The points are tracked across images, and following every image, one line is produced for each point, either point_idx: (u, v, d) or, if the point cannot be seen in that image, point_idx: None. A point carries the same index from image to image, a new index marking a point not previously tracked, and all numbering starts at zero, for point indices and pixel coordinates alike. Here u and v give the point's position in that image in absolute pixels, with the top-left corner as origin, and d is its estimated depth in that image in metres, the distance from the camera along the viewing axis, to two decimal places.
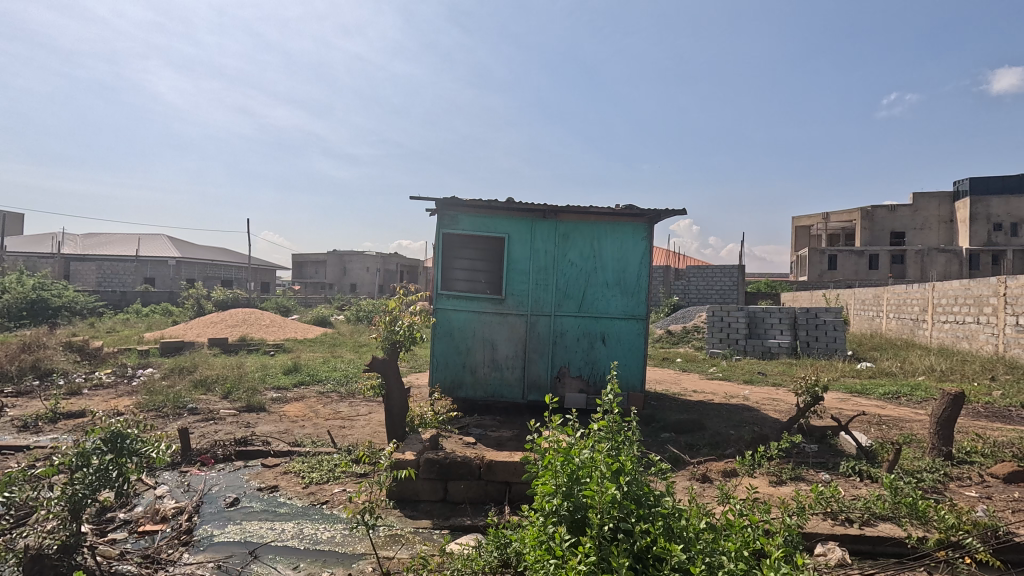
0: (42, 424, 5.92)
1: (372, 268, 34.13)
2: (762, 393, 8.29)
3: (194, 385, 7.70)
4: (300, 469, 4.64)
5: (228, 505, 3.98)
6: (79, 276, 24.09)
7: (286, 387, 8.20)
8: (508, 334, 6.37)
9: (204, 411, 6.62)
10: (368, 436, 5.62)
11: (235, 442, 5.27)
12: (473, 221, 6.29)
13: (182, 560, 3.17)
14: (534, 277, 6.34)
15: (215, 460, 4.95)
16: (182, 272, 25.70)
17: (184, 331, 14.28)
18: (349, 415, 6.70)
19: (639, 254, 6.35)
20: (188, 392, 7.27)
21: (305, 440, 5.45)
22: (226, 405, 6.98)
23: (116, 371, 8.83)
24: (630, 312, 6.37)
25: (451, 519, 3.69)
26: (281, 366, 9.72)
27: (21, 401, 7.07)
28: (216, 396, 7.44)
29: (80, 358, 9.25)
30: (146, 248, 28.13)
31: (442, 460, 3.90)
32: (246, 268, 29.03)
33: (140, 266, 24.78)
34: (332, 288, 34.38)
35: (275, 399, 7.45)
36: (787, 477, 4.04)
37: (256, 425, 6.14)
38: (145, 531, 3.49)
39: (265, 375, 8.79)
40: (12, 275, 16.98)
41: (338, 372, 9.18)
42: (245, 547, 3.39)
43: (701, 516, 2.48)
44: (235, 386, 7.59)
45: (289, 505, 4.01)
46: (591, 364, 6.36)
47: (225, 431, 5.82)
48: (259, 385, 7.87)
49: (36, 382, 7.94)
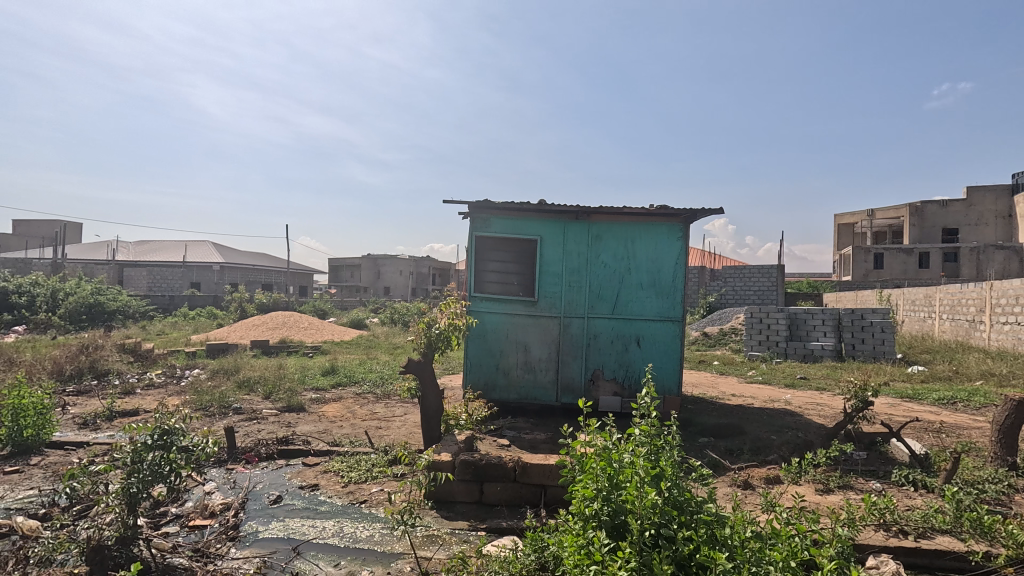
0: (101, 421, 6.26)
1: (406, 271, 34.70)
2: (805, 398, 7.99)
3: (238, 386, 8.00)
4: (339, 469, 4.75)
5: (271, 502, 4.12)
6: (132, 282, 25.45)
7: (325, 388, 8.44)
8: (540, 336, 6.35)
9: (248, 410, 6.87)
10: (404, 437, 5.71)
11: (277, 441, 5.44)
12: (505, 224, 6.31)
13: (230, 554, 3.28)
14: (567, 279, 6.31)
15: (258, 458, 5.12)
16: (226, 277, 26.75)
17: (229, 333, 14.86)
18: (385, 415, 6.83)
19: (674, 255, 6.23)
20: (233, 393, 7.55)
21: (344, 440, 5.58)
22: (268, 405, 7.22)
23: (166, 372, 9.26)
24: (666, 314, 6.26)
25: (487, 520, 3.70)
26: (319, 367, 9.97)
27: (81, 399, 7.52)
28: (258, 397, 7.70)
29: (132, 359, 9.74)
30: (191, 253, 29.36)
31: (477, 461, 3.92)
32: (285, 273, 30.01)
33: (187, 272, 25.95)
34: (367, 291, 35.08)
35: (314, 400, 7.65)
36: (835, 485, 3.88)
37: (297, 425, 6.33)
38: (195, 525, 3.64)
39: (305, 377, 9.04)
40: (73, 280, 18.11)
41: (374, 373, 9.36)
42: (289, 543, 3.49)
43: (746, 524, 2.40)
44: (276, 387, 7.84)
45: (329, 504, 4.11)
46: (625, 367, 6.29)
47: (268, 430, 6.02)
48: (298, 386, 8.11)
49: (94, 382, 8.42)
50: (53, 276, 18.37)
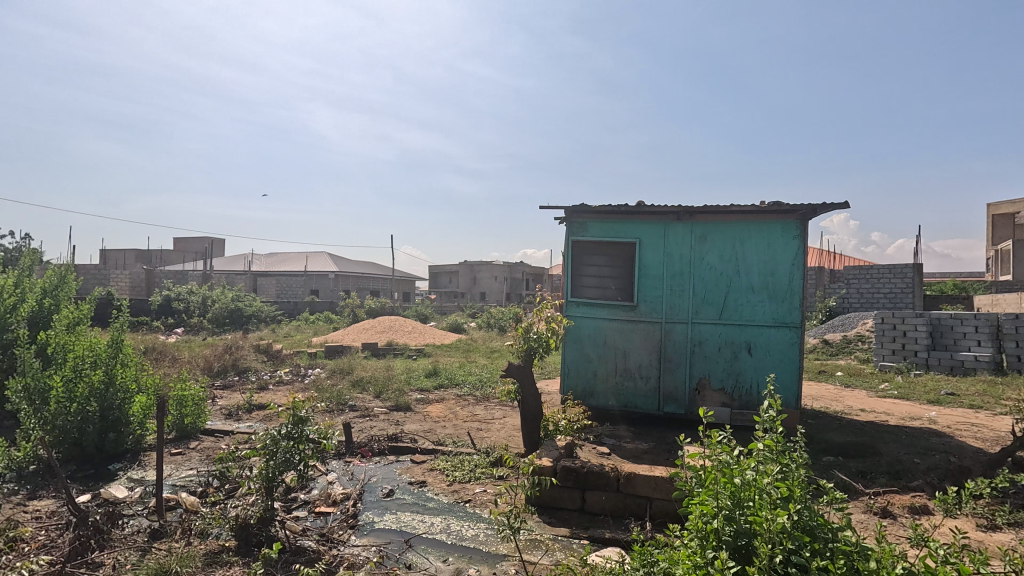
0: (242, 413, 7.12)
1: (500, 277, 35.50)
2: (956, 417, 6.91)
3: (353, 385, 8.67)
4: (444, 468, 4.94)
5: (384, 495, 4.39)
6: (263, 289, 28.71)
7: (428, 389, 8.87)
8: (641, 342, 6.14)
9: (361, 408, 7.42)
10: (504, 440, 5.81)
11: (388, 437, 5.80)
12: (602, 227, 6.21)
13: (351, 541, 3.54)
14: (668, 282, 6.05)
15: (372, 453, 5.49)
16: (340, 285, 29.19)
17: (343, 336, 16.19)
18: (485, 418, 7.01)
19: (790, 255, 5.72)
20: (348, 391, 8.20)
21: (447, 440, 5.81)
22: (378, 403, 7.74)
23: (292, 371, 10.30)
24: (781, 319, 5.76)
25: (590, 529, 3.64)
26: (422, 369, 10.50)
27: (226, 392, 8.61)
28: (370, 395, 8.29)
29: (265, 358, 10.96)
30: (311, 264, 32.48)
31: (578, 468, 3.87)
32: (390, 280, 32.10)
33: (308, 280, 28.71)
34: (464, 296, 36.39)
35: (419, 400, 8.07)
36: (1002, 522, 3.30)
37: (405, 423, 6.71)
38: (321, 511, 3.98)
39: (410, 378, 9.57)
40: (218, 289, 20.85)
41: (474, 376, 9.66)
42: (401, 536, 3.70)
43: (895, 559, 2.10)
44: (386, 387, 8.39)
45: (436, 500, 4.29)
46: (734, 376, 5.88)
47: (379, 427, 6.45)
48: (405, 387, 8.60)
49: (236, 378, 9.60)
50: (204, 286, 21.29)
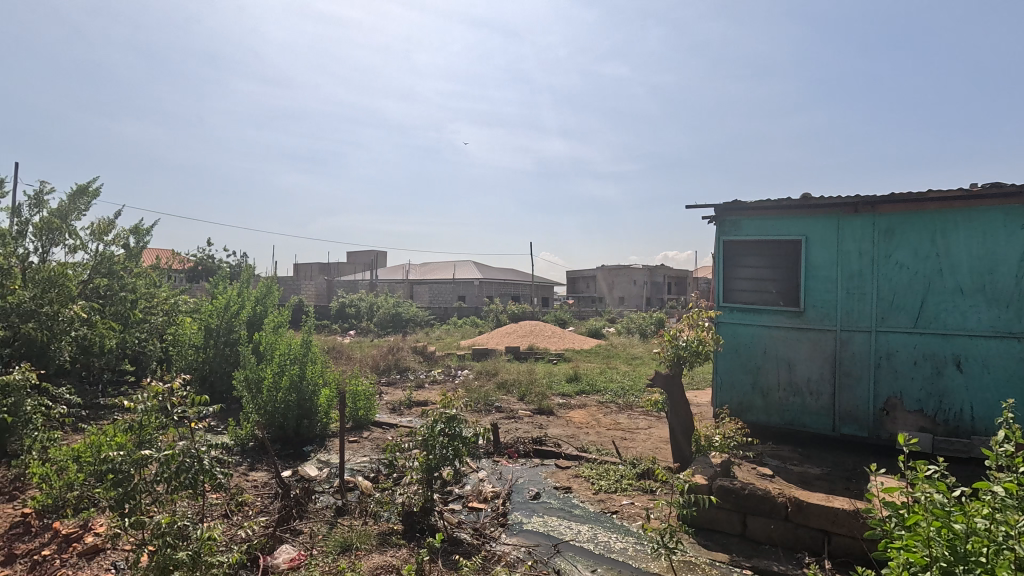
0: (404, 408, 7.88)
1: (640, 280, 34.35)
2: None
3: (498, 387, 9.07)
4: (590, 475, 4.89)
5: (532, 498, 4.50)
6: (418, 296, 31.58)
7: (570, 394, 8.90)
8: (809, 353, 5.42)
9: (507, 409, 7.72)
10: (651, 452, 5.57)
11: (533, 440, 5.94)
12: (759, 225, 5.63)
13: (502, 539, 3.67)
14: (844, 285, 5.26)
15: (518, 454, 5.67)
16: (484, 291, 30.83)
17: (488, 340, 17.06)
18: (629, 427, 6.80)
19: (1017, 248, 4.60)
20: (494, 393, 8.60)
21: (591, 447, 5.76)
22: (523, 406, 7.97)
23: (444, 371, 11.14)
24: (1005, 328, 4.66)
25: (754, 559, 3.29)
26: (563, 374, 10.58)
27: (391, 389, 9.62)
28: (514, 398, 8.59)
29: (422, 359, 12.01)
30: (459, 271, 34.88)
31: (738, 490, 3.53)
32: (530, 286, 33.04)
33: (455, 287, 30.84)
34: (603, 301, 35.94)
35: (561, 405, 8.13)
36: None
37: (548, 427, 6.81)
38: (474, 507, 4.21)
39: (552, 382, 9.70)
40: (382, 296, 23.51)
41: (616, 383, 9.45)
42: (549, 540, 3.74)
43: None
44: (529, 390, 8.62)
45: (583, 508, 4.26)
46: (938, 396, 4.90)
47: (524, 429, 6.64)
48: (547, 391, 8.75)
49: (398, 376, 10.68)
50: (371, 293, 24.16)
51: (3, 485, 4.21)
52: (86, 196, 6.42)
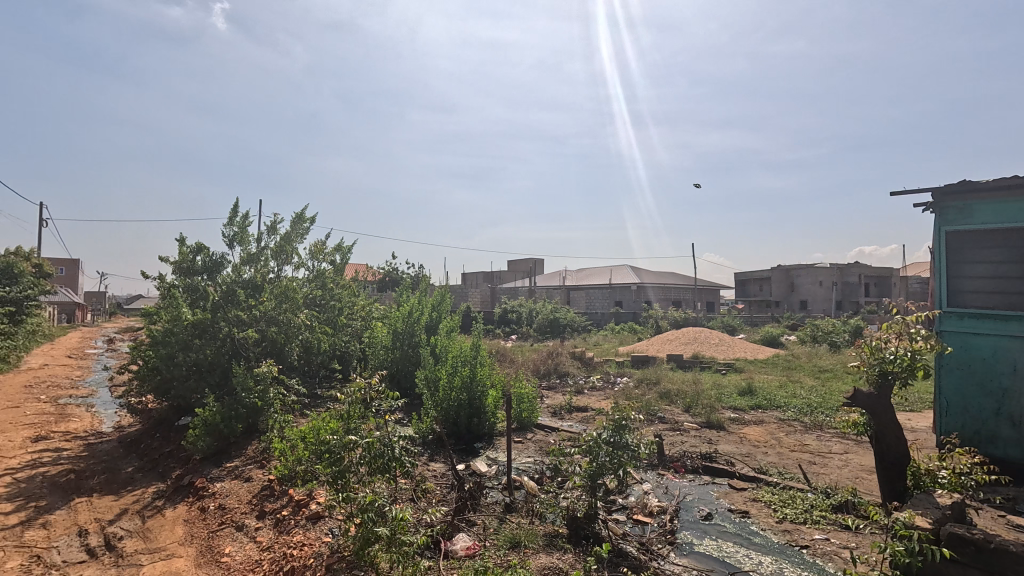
0: (564, 412, 8.01)
1: (828, 282, 29.84)
2: None
3: (661, 397, 8.67)
4: (771, 501, 4.38)
5: (702, 518, 4.19)
6: (575, 301, 31.86)
7: (743, 409, 8.10)
8: None
9: (671, 421, 7.34)
10: (849, 482, 4.78)
11: (701, 456, 5.55)
12: (1001, 209, 4.49)
13: (670, 558, 3.49)
14: None
15: (685, 469, 5.34)
16: (642, 296, 29.76)
17: (648, 346, 16.45)
18: (820, 450, 5.93)
19: None
20: (657, 402, 8.24)
21: (772, 469, 5.16)
22: (689, 418, 7.49)
23: (603, 378, 11.03)
24: None
25: None
26: (735, 386, 9.68)
27: (552, 392, 9.85)
28: (679, 409, 8.11)
29: (580, 364, 12.08)
30: (615, 276, 34.37)
31: (980, 544, 2.80)
32: (693, 290, 31.02)
33: (612, 292, 30.33)
34: (780, 306, 32.06)
35: (733, 419, 7.45)
36: None
37: (719, 443, 6.29)
38: (638, 520, 4.07)
39: (721, 394, 8.94)
40: (541, 302, 24.29)
41: (800, 399, 8.33)
42: (724, 567, 3.43)
43: None
44: (695, 401, 8.07)
45: (763, 537, 3.83)
46: None
47: (691, 443, 6.23)
48: (716, 403, 8.09)
49: (558, 381, 10.88)
50: (531, 300, 25.13)
51: (257, 454, 5.35)
52: (304, 223, 7.84)
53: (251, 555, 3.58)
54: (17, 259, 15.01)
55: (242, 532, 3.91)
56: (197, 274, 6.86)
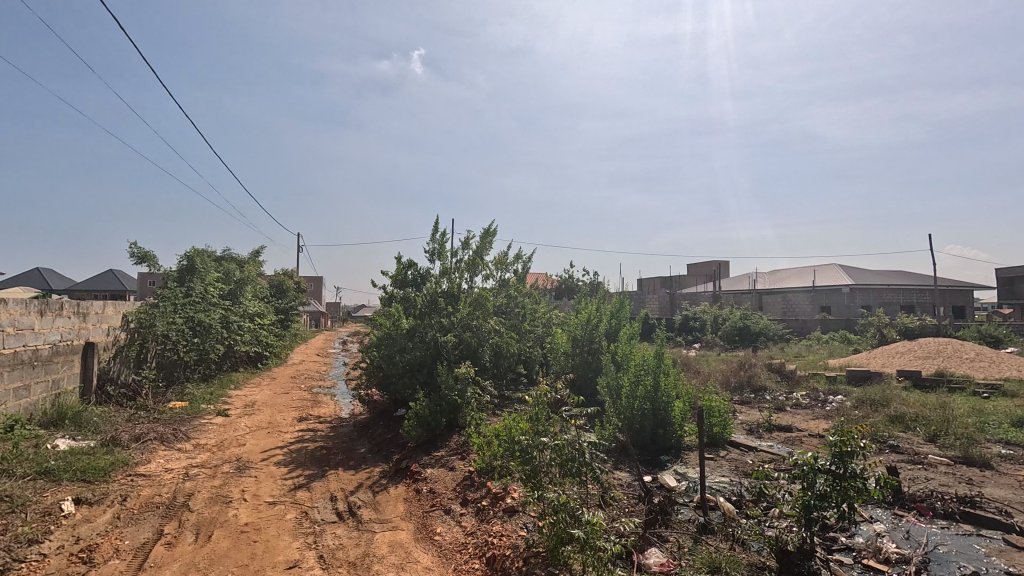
0: (762, 431, 7.19)
1: None
2: None
3: (891, 421, 7.20)
4: None
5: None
6: (769, 306, 27.85)
7: (1021, 445, 6.25)
8: None
9: (908, 452, 6.04)
10: None
11: (957, 498, 4.45)
12: None
13: None
14: None
15: (933, 513, 4.33)
16: (858, 298, 24.86)
17: (869, 359, 13.84)
18: None
19: None
20: (886, 428, 6.86)
21: None
22: (935, 451, 6.07)
23: (810, 395, 9.61)
24: None
25: None
26: (1006, 414, 7.53)
27: (746, 408, 8.94)
28: (919, 437, 6.63)
29: (780, 378, 10.72)
30: (820, 278, 29.79)
31: None
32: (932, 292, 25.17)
33: (816, 296, 26.00)
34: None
35: (1005, 456, 5.79)
36: None
37: (984, 485, 4.96)
38: (869, 566, 3.41)
39: (984, 423, 7.04)
40: (728, 308, 22.31)
41: None
42: None
43: None
44: (943, 430, 6.50)
45: None
46: None
47: (940, 482, 5.04)
48: (976, 434, 6.40)
49: (753, 395, 9.83)
50: (716, 306, 23.25)
51: (458, 447, 5.97)
52: (491, 237, 8.52)
53: (458, 537, 3.99)
54: (285, 278, 19.36)
55: (450, 515, 4.38)
56: (409, 287, 8.03)
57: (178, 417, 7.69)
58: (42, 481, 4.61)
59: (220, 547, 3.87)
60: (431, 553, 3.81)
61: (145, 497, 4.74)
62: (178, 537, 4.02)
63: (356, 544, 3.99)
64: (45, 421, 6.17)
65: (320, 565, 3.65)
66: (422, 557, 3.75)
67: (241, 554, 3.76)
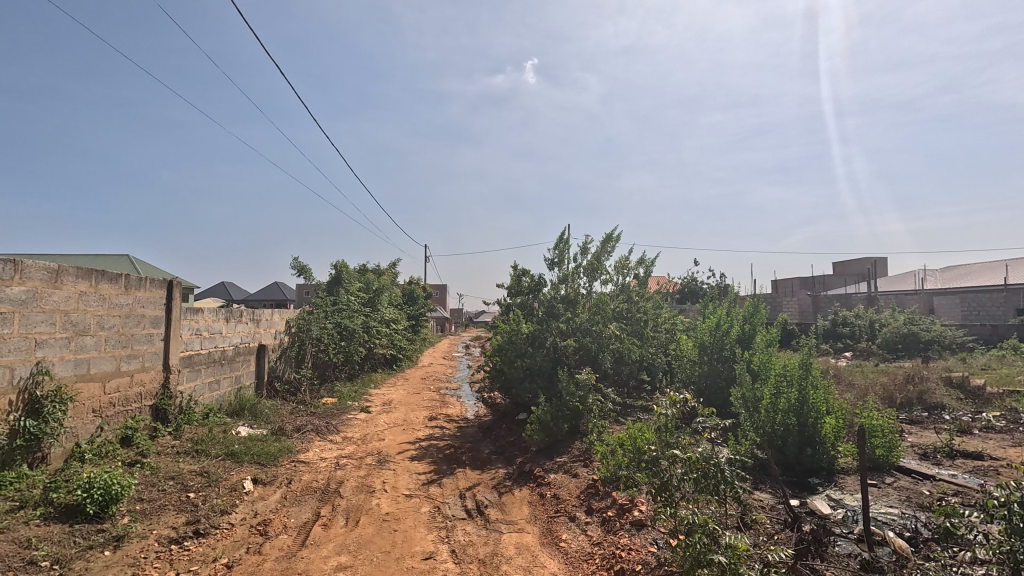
0: (941, 457, 6.07)
1: None
2: None
3: None
4: None
5: None
6: (943, 309, 22.95)
7: None
8: None
9: None
10: None
11: None
12: None
13: None
14: None
15: None
16: None
17: None
18: None
19: None
20: None
21: None
22: None
23: (1007, 416, 7.91)
24: None
25: None
26: None
27: (917, 429, 7.63)
28: None
29: (962, 395, 8.99)
30: (1015, 274, 24.59)
31: None
32: None
33: (1010, 296, 20.81)
34: None
35: None
36: None
37: None
38: None
39: None
40: (887, 313, 19.43)
41: None
42: None
43: None
44: None
45: None
46: None
47: None
48: None
49: (926, 414, 8.37)
50: (871, 309, 20.37)
51: (580, 453, 5.92)
52: (611, 242, 8.36)
53: (584, 546, 3.93)
54: (415, 286, 20.91)
55: (575, 523, 4.33)
56: (526, 294, 8.15)
57: (330, 411, 8.66)
58: (230, 461, 5.48)
59: (366, 533, 4.25)
60: (557, 559, 3.80)
61: (305, 482, 5.40)
62: (331, 520, 4.49)
63: (485, 543, 4.12)
64: (231, 410, 7.35)
65: (452, 560, 3.83)
66: (548, 563, 3.75)
67: (383, 541, 4.09)
